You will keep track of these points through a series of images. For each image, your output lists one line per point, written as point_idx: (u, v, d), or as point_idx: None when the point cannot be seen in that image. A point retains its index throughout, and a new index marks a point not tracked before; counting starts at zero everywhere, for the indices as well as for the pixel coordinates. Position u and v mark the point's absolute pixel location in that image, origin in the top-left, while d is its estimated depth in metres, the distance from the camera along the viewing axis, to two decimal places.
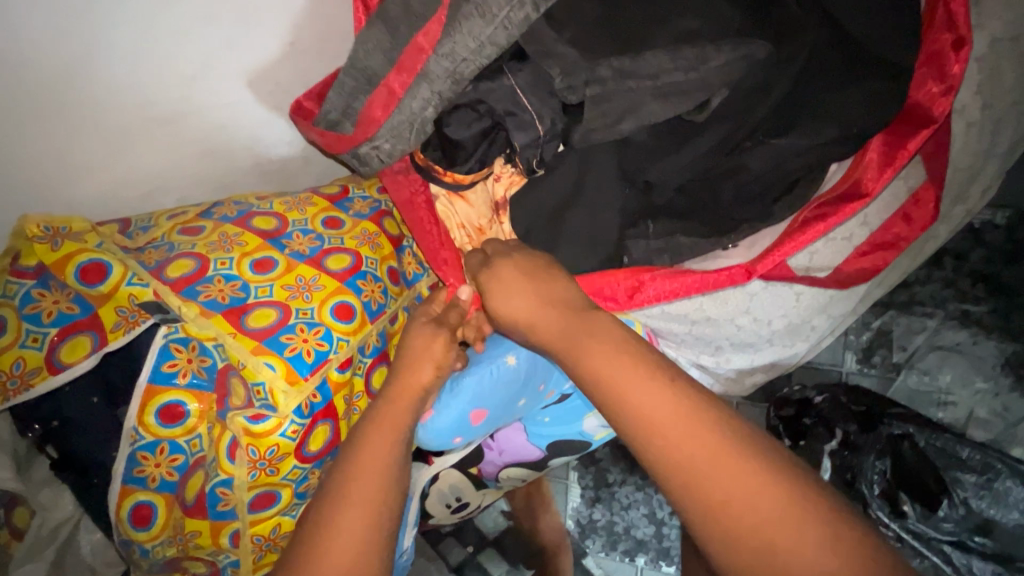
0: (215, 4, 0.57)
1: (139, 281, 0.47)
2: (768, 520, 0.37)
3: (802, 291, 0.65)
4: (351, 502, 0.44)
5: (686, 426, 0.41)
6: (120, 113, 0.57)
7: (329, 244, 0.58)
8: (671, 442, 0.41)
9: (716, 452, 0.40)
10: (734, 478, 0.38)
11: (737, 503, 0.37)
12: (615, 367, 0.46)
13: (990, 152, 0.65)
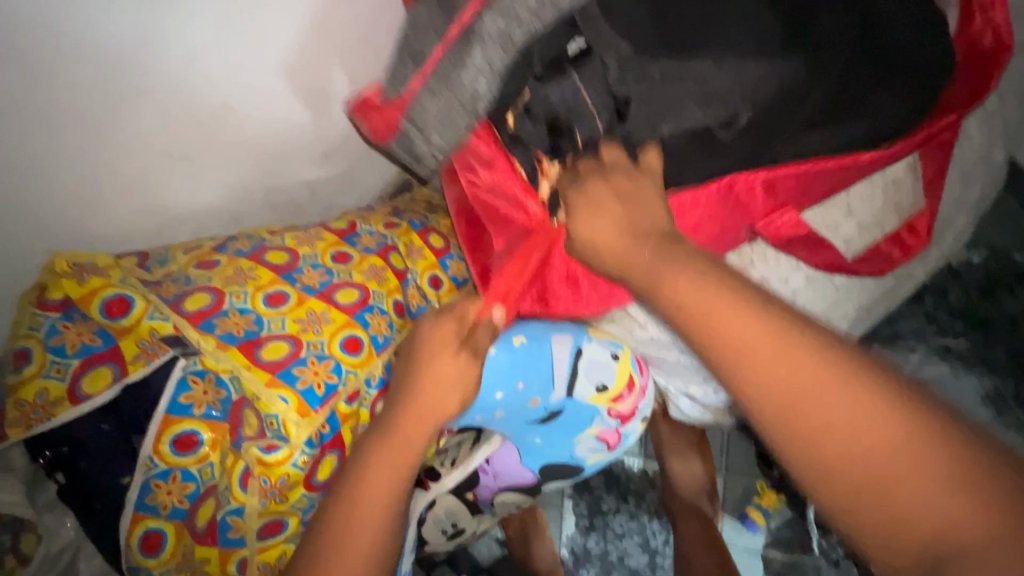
0: (238, 56, 0.62)
1: (160, 315, 0.50)
2: (865, 443, 0.39)
3: None
4: (372, 481, 0.50)
5: (790, 364, 0.42)
6: (145, 151, 0.60)
7: (338, 279, 0.61)
8: (754, 371, 0.43)
9: (831, 391, 0.41)
10: (854, 424, 0.40)
11: (842, 438, 0.40)
12: (691, 296, 0.46)
13: (960, 201, 0.70)
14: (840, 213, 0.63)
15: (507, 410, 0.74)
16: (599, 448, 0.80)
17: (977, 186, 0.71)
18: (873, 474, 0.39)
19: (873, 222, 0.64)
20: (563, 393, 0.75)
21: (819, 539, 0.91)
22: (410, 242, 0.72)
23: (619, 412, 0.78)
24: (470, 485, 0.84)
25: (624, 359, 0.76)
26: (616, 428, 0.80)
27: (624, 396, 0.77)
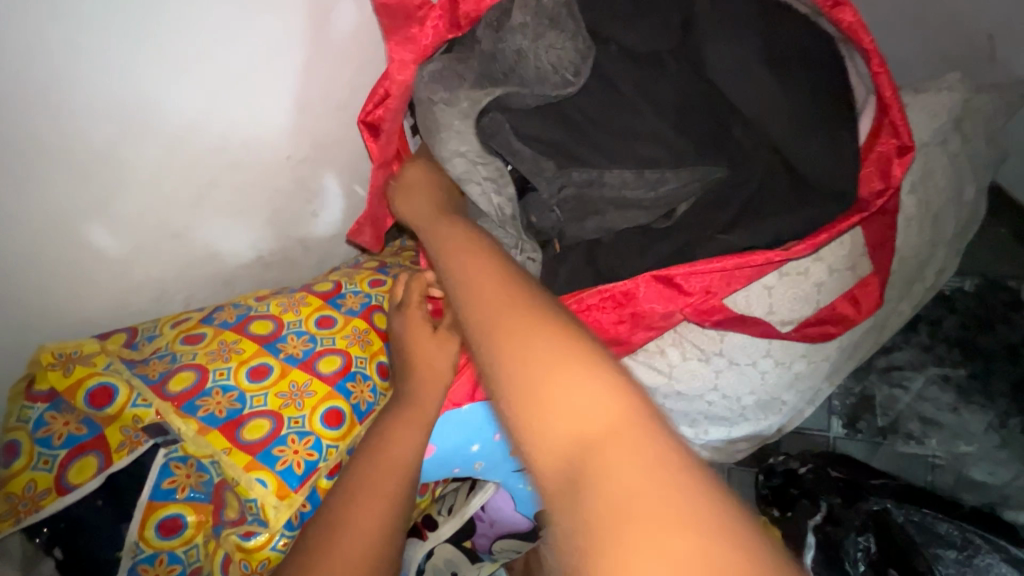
0: (223, 137, 0.64)
1: (143, 402, 0.52)
2: (625, 459, 0.28)
3: (766, 370, 0.71)
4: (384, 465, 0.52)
5: (555, 353, 0.34)
6: (135, 233, 0.62)
7: (321, 346, 0.62)
8: (548, 405, 0.32)
9: (618, 434, 0.30)
10: (597, 424, 0.30)
11: (584, 432, 0.30)
12: (523, 322, 0.36)
13: (933, 241, 0.72)
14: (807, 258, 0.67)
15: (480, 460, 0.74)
16: None
17: (950, 225, 0.72)
18: (614, 505, 0.27)
19: (844, 267, 0.67)
20: None
21: None
22: None
23: None
24: (468, 533, 0.85)
25: None
26: None
27: None
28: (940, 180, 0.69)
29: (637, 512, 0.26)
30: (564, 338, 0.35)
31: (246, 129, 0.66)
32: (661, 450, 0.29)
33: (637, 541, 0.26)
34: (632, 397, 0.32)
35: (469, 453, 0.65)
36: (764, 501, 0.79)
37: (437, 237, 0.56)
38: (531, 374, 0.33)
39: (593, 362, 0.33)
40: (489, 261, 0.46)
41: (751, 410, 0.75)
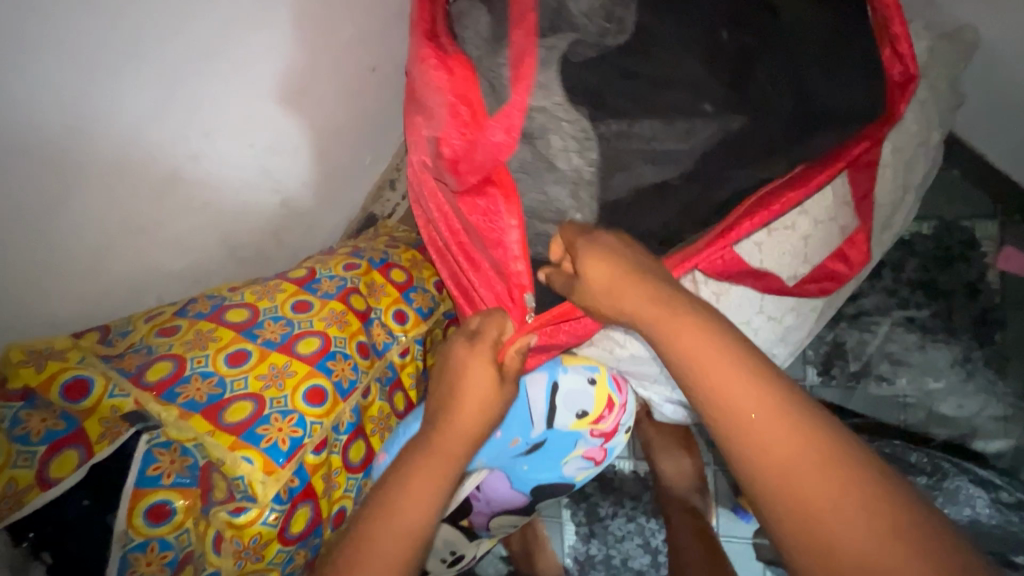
0: (180, 125, 0.64)
1: (120, 392, 0.51)
2: (821, 496, 0.39)
3: (759, 326, 0.67)
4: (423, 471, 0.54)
5: (782, 434, 0.42)
6: (99, 228, 0.61)
7: (299, 329, 0.62)
8: (761, 440, 0.42)
9: (803, 445, 0.41)
10: (823, 486, 0.40)
11: (816, 501, 0.39)
12: (698, 343, 0.47)
13: (904, 186, 0.68)
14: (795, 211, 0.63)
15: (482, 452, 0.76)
16: (587, 465, 0.80)
17: (918, 171, 0.69)
18: (852, 550, 0.38)
19: (830, 217, 0.64)
20: (542, 425, 0.77)
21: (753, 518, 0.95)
22: (372, 281, 0.73)
23: (602, 431, 0.78)
24: (464, 512, 0.85)
25: (601, 381, 0.76)
26: (601, 445, 0.79)
27: (605, 415, 0.77)
28: (913, 125, 0.66)
29: (863, 551, 0.37)
30: (789, 416, 0.42)
31: (198, 114, 0.65)
32: (870, 490, 0.39)
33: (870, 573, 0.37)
34: (848, 455, 0.41)
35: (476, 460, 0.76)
36: None
37: (657, 308, 0.50)
38: (770, 456, 0.42)
39: (814, 431, 0.42)
40: (713, 341, 0.47)
41: None
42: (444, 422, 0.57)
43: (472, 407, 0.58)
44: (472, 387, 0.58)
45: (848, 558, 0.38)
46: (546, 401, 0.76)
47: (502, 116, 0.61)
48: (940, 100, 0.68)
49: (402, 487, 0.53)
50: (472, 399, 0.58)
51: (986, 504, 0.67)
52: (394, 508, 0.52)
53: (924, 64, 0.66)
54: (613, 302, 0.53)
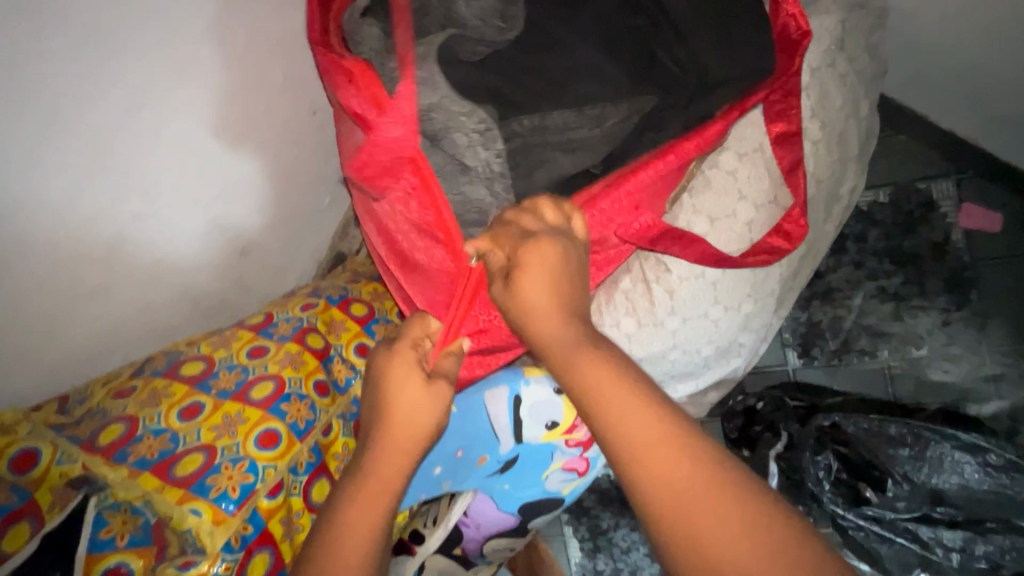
0: (118, 191, 0.64)
1: (68, 459, 0.52)
2: (707, 523, 0.41)
3: (719, 318, 0.68)
4: (365, 500, 0.52)
5: (698, 496, 0.41)
6: (46, 299, 0.61)
7: (254, 374, 0.63)
8: (654, 465, 0.43)
9: (696, 470, 0.42)
10: (740, 543, 0.40)
11: (733, 563, 0.39)
12: (603, 378, 0.47)
13: (841, 160, 0.68)
14: (732, 199, 0.66)
15: (452, 476, 0.77)
16: (569, 477, 0.79)
17: (853, 143, 0.70)
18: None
19: (768, 200, 0.66)
20: (511, 441, 0.76)
21: None
22: (331, 317, 0.74)
23: (579, 440, 0.76)
24: (455, 540, 0.83)
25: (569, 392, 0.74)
26: (581, 455, 0.77)
27: (579, 425, 0.75)
28: (838, 99, 0.66)
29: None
30: (704, 471, 0.42)
31: (135, 177, 0.66)
32: (785, 548, 0.39)
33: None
34: (766, 516, 0.41)
35: (437, 476, 0.76)
36: (732, 441, 0.80)
37: (574, 352, 0.48)
38: (688, 516, 0.41)
39: (731, 488, 0.42)
40: (629, 395, 0.46)
41: (714, 358, 0.72)
42: (372, 463, 0.54)
43: (412, 418, 0.55)
44: (406, 406, 0.55)
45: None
46: (511, 418, 0.75)
47: (392, 111, 0.57)
48: (861, 73, 0.68)
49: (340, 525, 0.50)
50: (407, 414, 0.55)
51: (975, 469, 0.66)
52: (340, 529, 0.50)
53: (841, 39, 0.66)
54: (535, 322, 0.51)
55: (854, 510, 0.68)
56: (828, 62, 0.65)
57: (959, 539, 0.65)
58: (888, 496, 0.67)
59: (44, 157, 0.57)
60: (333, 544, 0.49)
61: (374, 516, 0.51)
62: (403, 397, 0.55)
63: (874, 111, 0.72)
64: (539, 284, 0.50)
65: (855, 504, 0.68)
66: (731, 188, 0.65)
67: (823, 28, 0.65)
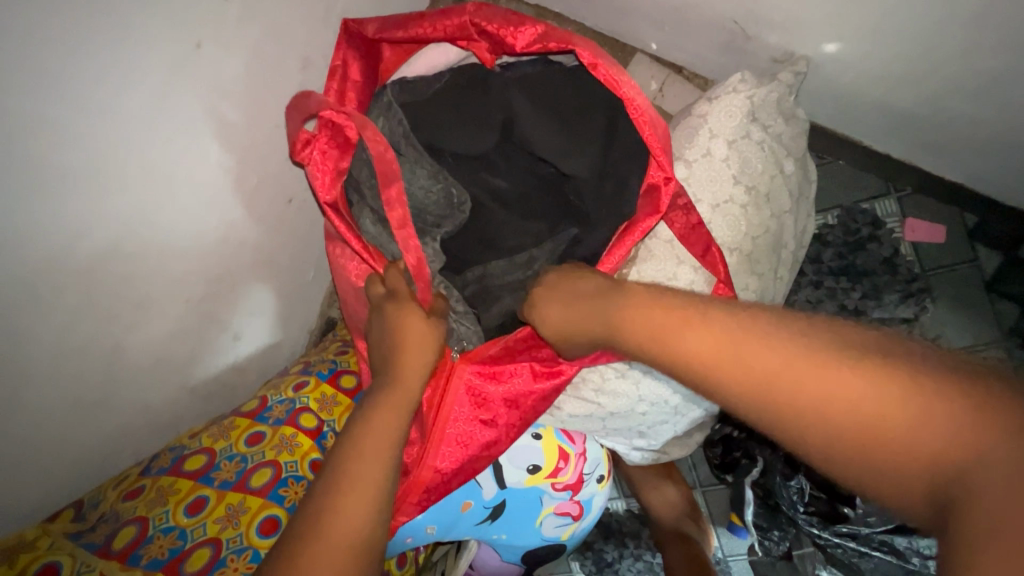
0: (113, 309, 0.65)
1: (86, 567, 0.57)
2: (784, 375, 0.37)
3: None
4: (372, 439, 0.56)
5: (755, 344, 0.40)
6: (56, 421, 0.64)
7: (253, 462, 0.68)
8: (701, 355, 0.43)
9: (742, 339, 0.41)
10: (840, 398, 0.35)
11: (840, 417, 0.35)
12: (644, 306, 0.50)
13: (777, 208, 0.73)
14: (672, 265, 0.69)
15: (436, 521, 0.75)
16: (563, 521, 0.81)
17: (784, 199, 0.70)
18: (879, 451, 0.33)
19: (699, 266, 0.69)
20: (494, 487, 0.77)
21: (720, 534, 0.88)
22: (322, 394, 0.77)
23: (565, 483, 0.80)
24: None
25: (548, 436, 0.79)
26: (571, 498, 0.81)
27: (563, 467, 0.79)
28: (759, 163, 0.67)
29: (904, 445, 0.32)
30: (774, 345, 0.39)
31: (127, 290, 0.66)
32: (902, 377, 0.34)
33: (905, 458, 0.32)
34: (843, 360, 0.36)
35: (424, 531, 0.75)
36: (715, 467, 0.84)
37: (611, 301, 0.54)
38: (783, 394, 0.37)
39: (820, 351, 0.37)
40: (661, 306, 0.49)
41: (683, 404, 0.77)
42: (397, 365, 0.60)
43: (415, 351, 0.60)
44: (411, 362, 0.60)
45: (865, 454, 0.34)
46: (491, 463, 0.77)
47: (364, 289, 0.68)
48: (781, 136, 0.69)
49: (342, 494, 0.54)
50: (418, 366, 0.60)
51: None
52: (359, 448, 0.56)
53: (755, 110, 0.68)
54: (595, 329, 0.55)
55: (829, 528, 0.72)
56: (744, 132, 0.67)
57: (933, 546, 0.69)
58: (859, 512, 0.72)
59: (48, 281, 0.58)
60: (351, 467, 0.55)
61: (382, 455, 0.56)
62: (407, 338, 0.60)
63: (804, 162, 0.73)
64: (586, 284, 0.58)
65: (830, 522, 0.73)
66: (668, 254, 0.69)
67: (732, 105, 0.67)
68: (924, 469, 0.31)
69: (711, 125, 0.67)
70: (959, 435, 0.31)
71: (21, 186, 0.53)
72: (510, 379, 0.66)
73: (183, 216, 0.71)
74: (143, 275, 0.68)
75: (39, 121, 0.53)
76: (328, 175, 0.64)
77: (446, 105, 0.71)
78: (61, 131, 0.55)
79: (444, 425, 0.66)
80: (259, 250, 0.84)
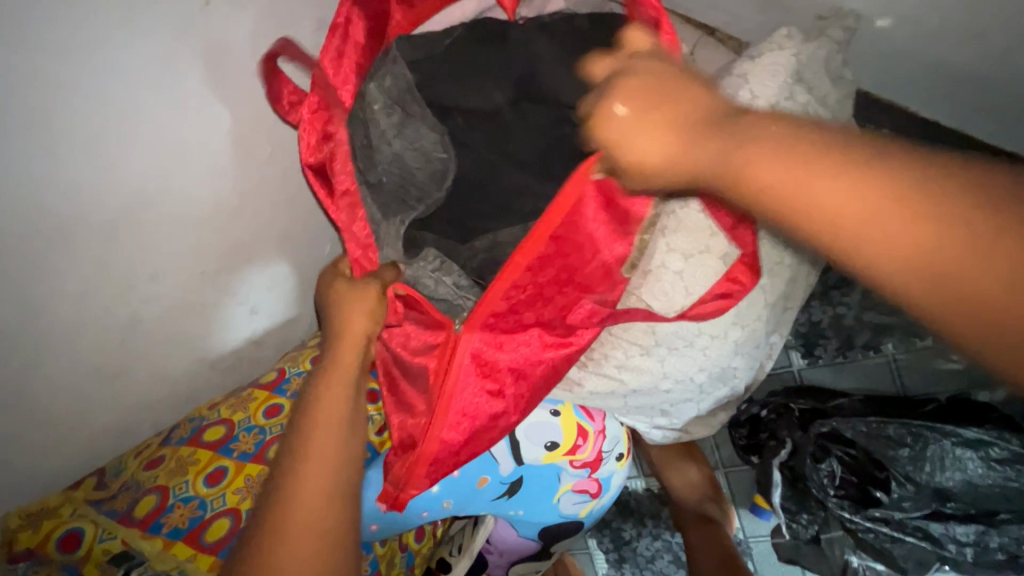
0: (127, 275, 0.65)
1: (108, 535, 0.58)
2: (836, 205, 0.37)
3: (706, 345, 0.70)
4: (323, 412, 0.60)
5: (824, 191, 0.37)
6: (75, 382, 0.64)
7: (271, 434, 0.67)
8: (771, 194, 0.39)
9: (803, 179, 0.38)
10: (891, 226, 0.36)
11: (899, 251, 0.35)
12: (687, 144, 0.41)
13: None
14: (704, 237, 0.67)
15: (452, 495, 0.75)
16: (581, 499, 0.80)
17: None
18: (945, 280, 0.34)
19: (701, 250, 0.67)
20: (512, 462, 0.76)
21: (741, 516, 0.86)
22: None
23: (583, 460, 0.78)
24: (479, 567, 0.86)
25: (566, 412, 0.77)
26: (589, 476, 0.79)
27: (581, 444, 0.77)
28: None
29: (936, 267, 0.34)
30: (843, 177, 0.37)
31: (141, 257, 0.66)
32: (931, 202, 0.35)
33: (962, 283, 0.34)
34: (922, 185, 0.35)
35: (440, 507, 0.75)
36: (740, 448, 0.83)
37: (738, 156, 0.39)
38: (856, 243, 0.37)
39: (863, 151, 0.37)
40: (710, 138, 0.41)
41: (709, 383, 0.74)
42: (337, 339, 0.63)
43: (356, 324, 0.63)
44: (354, 330, 0.63)
45: (930, 273, 0.35)
46: (509, 439, 0.76)
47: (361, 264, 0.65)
48: (826, 99, 0.66)
49: (298, 473, 0.58)
50: (360, 334, 0.63)
51: (978, 465, 0.66)
52: (315, 419, 0.60)
53: (799, 70, 0.65)
54: (666, 180, 0.42)
55: (862, 513, 0.69)
56: (789, 93, 0.64)
57: (973, 533, 0.66)
58: (894, 497, 0.69)
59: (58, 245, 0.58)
60: (307, 442, 0.59)
61: (334, 423, 0.60)
62: (354, 310, 0.63)
63: (849, 132, 0.69)
64: (626, 118, 0.43)
65: (862, 506, 0.70)
66: (701, 228, 0.67)
67: (777, 64, 0.64)
68: (936, 285, 0.35)
69: (752, 86, 0.62)
70: (973, 258, 0.33)
71: (19, 142, 0.52)
72: (517, 346, 0.63)
73: (198, 186, 0.69)
74: (156, 243, 0.67)
75: (37, 77, 0.51)
76: (314, 133, 0.62)
77: (463, 70, 0.68)
78: (68, 90, 0.54)
79: (452, 392, 0.63)
80: (280, 220, 0.83)
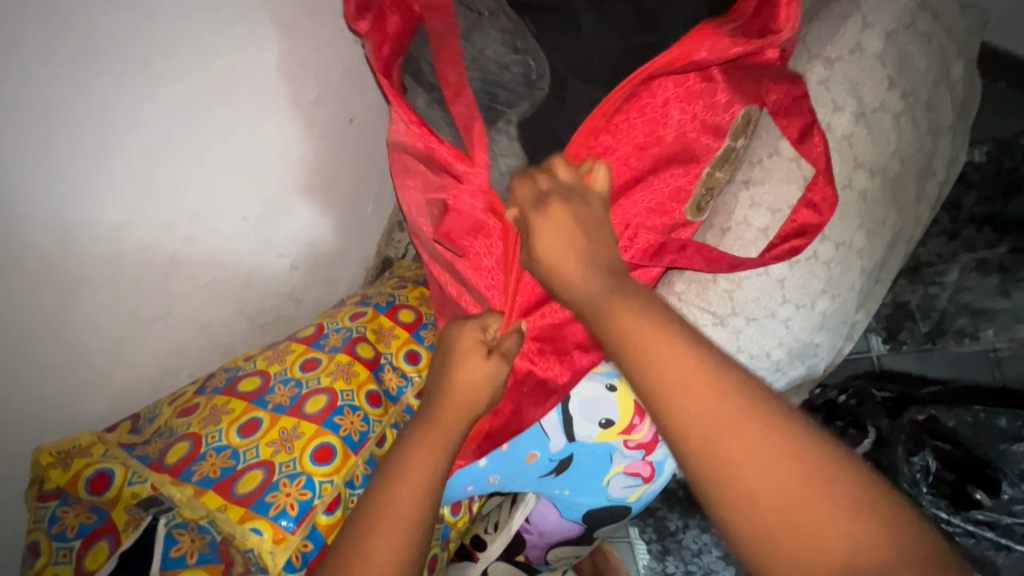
0: (168, 211, 0.61)
1: (138, 479, 0.55)
2: (726, 438, 0.41)
3: (788, 317, 0.62)
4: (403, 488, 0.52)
5: (735, 424, 0.41)
6: (114, 325, 0.60)
7: (308, 388, 0.63)
8: (681, 397, 0.43)
9: (710, 393, 0.42)
10: (745, 435, 0.41)
11: (773, 502, 0.39)
12: (636, 329, 0.46)
13: (932, 128, 0.60)
14: (795, 188, 0.59)
15: (500, 471, 0.70)
16: (634, 482, 0.73)
17: (943, 112, 0.61)
18: (790, 519, 0.39)
19: (782, 200, 0.59)
20: (563, 439, 0.70)
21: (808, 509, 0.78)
22: (380, 325, 0.73)
23: (639, 442, 0.71)
24: (518, 547, 0.81)
25: (622, 388, 0.71)
26: (643, 459, 0.72)
27: (637, 423, 0.70)
28: (919, 64, 0.58)
29: (773, 502, 0.39)
30: (726, 392, 0.42)
31: (180, 194, 0.62)
32: (773, 424, 0.41)
33: (798, 525, 0.38)
34: (798, 423, 0.42)
35: (486, 482, 0.71)
36: None
37: (611, 304, 0.48)
38: (726, 439, 0.41)
39: (670, 372, 0.44)
40: (662, 340, 0.45)
41: (787, 361, 0.66)
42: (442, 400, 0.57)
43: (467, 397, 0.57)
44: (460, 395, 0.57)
45: (770, 503, 0.39)
46: (560, 412, 0.70)
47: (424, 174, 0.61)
48: (948, 32, 0.59)
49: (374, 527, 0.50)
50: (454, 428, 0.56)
51: None
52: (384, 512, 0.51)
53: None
54: (575, 292, 0.50)
55: (960, 515, 0.60)
56: (906, 24, 0.57)
57: None
58: (1004, 499, 0.60)
59: (96, 174, 0.54)
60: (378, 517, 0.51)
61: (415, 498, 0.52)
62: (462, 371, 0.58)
63: (969, 73, 0.63)
64: (562, 242, 0.50)
65: (961, 507, 0.61)
66: (790, 176, 0.59)
67: None
68: (742, 477, 0.40)
69: (866, 12, 0.56)
70: (820, 506, 0.38)
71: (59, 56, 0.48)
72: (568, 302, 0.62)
73: (244, 125, 0.66)
74: (195, 180, 0.63)
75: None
76: (385, 41, 0.58)
77: None
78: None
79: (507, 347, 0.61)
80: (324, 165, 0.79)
